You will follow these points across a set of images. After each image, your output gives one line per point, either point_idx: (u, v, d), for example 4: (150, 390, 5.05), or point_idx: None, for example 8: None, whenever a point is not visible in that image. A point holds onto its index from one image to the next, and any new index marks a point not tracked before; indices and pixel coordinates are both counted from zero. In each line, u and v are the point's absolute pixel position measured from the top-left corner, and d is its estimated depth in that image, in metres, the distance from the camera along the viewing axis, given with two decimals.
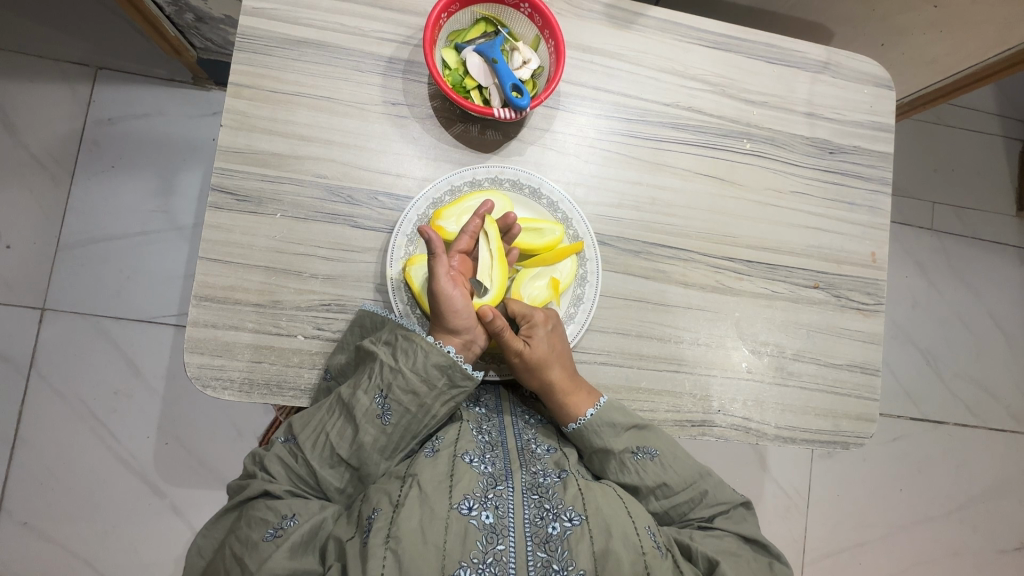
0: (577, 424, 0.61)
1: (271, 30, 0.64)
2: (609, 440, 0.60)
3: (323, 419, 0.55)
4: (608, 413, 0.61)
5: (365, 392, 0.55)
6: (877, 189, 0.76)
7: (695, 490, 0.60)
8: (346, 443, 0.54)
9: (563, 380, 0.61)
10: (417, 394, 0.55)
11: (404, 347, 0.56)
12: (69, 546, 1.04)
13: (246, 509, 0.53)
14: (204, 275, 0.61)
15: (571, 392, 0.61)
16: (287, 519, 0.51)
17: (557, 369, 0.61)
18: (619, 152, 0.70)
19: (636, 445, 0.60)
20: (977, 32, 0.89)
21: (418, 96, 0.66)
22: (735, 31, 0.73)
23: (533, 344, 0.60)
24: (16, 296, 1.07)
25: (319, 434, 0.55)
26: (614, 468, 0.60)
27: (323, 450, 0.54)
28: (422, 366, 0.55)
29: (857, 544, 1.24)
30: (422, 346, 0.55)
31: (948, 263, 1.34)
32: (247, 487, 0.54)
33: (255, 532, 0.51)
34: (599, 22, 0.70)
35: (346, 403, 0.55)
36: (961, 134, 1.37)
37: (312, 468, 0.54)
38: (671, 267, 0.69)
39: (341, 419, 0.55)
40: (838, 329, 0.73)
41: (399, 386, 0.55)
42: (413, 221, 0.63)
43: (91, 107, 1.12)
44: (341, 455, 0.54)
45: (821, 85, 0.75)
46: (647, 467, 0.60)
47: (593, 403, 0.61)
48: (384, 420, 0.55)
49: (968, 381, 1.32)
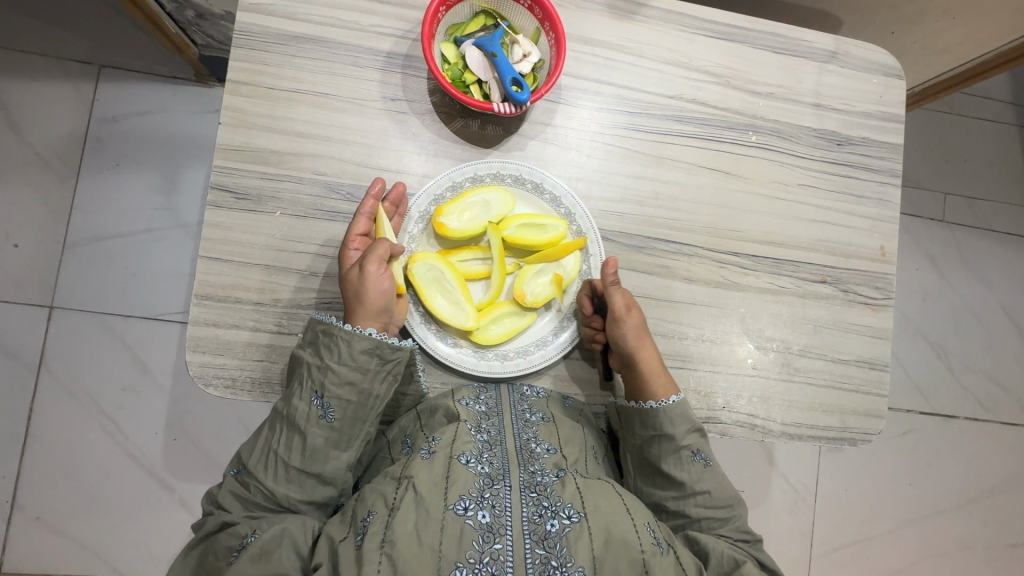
0: (658, 404, 0.62)
1: (269, 26, 0.63)
2: (679, 432, 0.61)
3: (268, 437, 0.56)
4: (685, 407, 0.62)
5: (300, 398, 0.55)
6: (886, 181, 0.74)
7: (732, 510, 0.61)
8: (297, 450, 0.55)
9: (654, 358, 0.64)
10: (353, 382, 0.55)
11: (326, 343, 0.56)
12: (80, 540, 1.05)
13: (210, 544, 0.53)
14: (205, 273, 0.61)
15: (659, 373, 0.63)
16: (248, 537, 0.51)
17: (649, 345, 0.64)
18: (621, 146, 0.69)
19: (697, 447, 0.62)
20: (989, 19, 0.87)
21: (418, 91, 0.65)
22: (740, 21, 0.72)
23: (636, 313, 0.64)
24: (25, 294, 1.08)
25: (268, 453, 0.55)
26: (669, 459, 0.61)
27: (276, 466, 0.55)
28: (349, 356, 0.55)
29: (867, 538, 1.23)
30: (341, 336, 0.56)
31: (959, 255, 1.31)
32: (204, 526, 0.54)
33: (222, 561, 0.51)
34: (602, 14, 0.69)
35: (286, 413, 0.55)
36: (974, 123, 1.35)
37: (268, 488, 0.54)
38: (675, 262, 0.68)
39: (285, 430, 0.55)
40: (846, 324, 0.71)
41: (332, 381, 0.55)
42: (417, 218, 0.63)
43: (96, 105, 1.12)
44: (294, 464, 0.54)
45: (829, 75, 0.73)
46: (700, 470, 0.61)
47: (675, 391, 0.63)
48: (329, 418, 0.55)
49: (981, 374, 1.30)
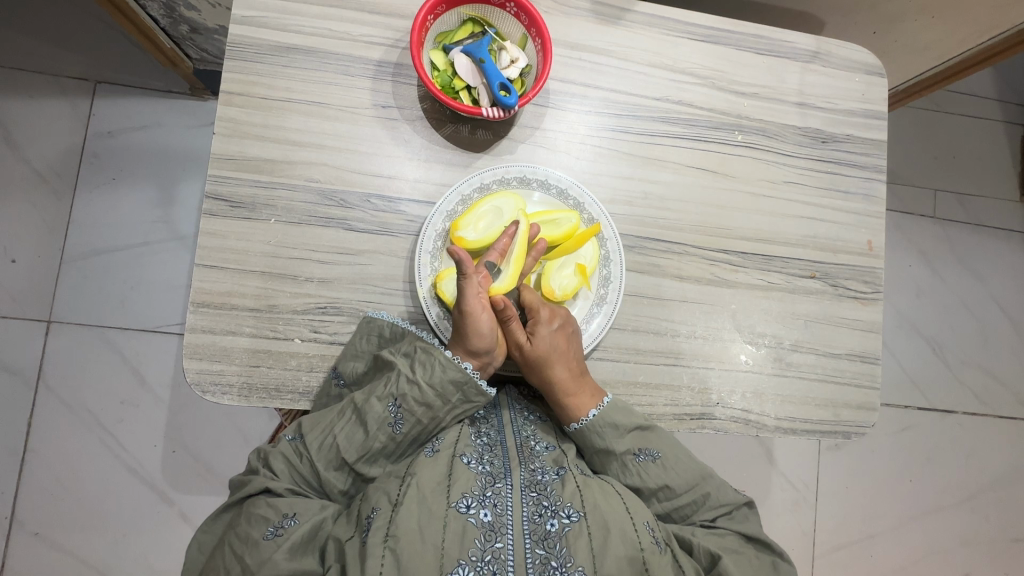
0: (576, 425, 0.61)
1: (260, 38, 0.65)
2: (612, 442, 0.61)
3: (333, 421, 0.56)
4: (612, 413, 0.61)
5: (379, 399, 0.56)
6: (871, 176, 0.75)
7: (698, 492, 0.60)
8: (355, 447, 0.55)
9: (565, 381, 0.61)
10: (430, 406, 0.56)
11: (423, 360, 0.57)
12: (80, 555, 1.05)
13: (246, 507, 0.53)
14: (201, 281, 0.61)
15: (573, 394, 0.61)
16: (288, 519, 0.52)
17: (559, 369, 0.61)
18: (610, 148, 0.70)
19: (638, 447, 0.61)
20: (970, 17, 0.89)
21: (407, 98, 0.66)
22: (724, 23, 0.73)
23: (534, 339, 0.61)
24: (23, 309, 1.09)
25: (327, 435, 0.56)
26: (616, 469, 0.61)
27: (330, 452, 0.55)
28: (439, 381, 0.56)
29: (867, 536, 1.24)
30: (440, 360, 0.57)
31: (951, 250, 1.33)
32: (248, 484, 0.55)
33: (255, 530, 0.51)
34: (587, 19, 0.70)
35: (359, 407, 0.56)
36: (960, 120, 1.36)
37: (317, 468, 0.55)
38: (666, 261, 0.69)
39: (352, 422, 0.55)
40: (837, 318, 0.72)
41: (413, 398, 0.56)
42: (432, 236, 0.63)
43: (92, 120, 1.13)
44: (347, 459, 0.55)
45: (811, 75, 0.75)
46: (649, 469, 0.60)
47: (597, 404, 0.62)
48: (396, 428, 0.56)
49: (976, 369, 1.31)
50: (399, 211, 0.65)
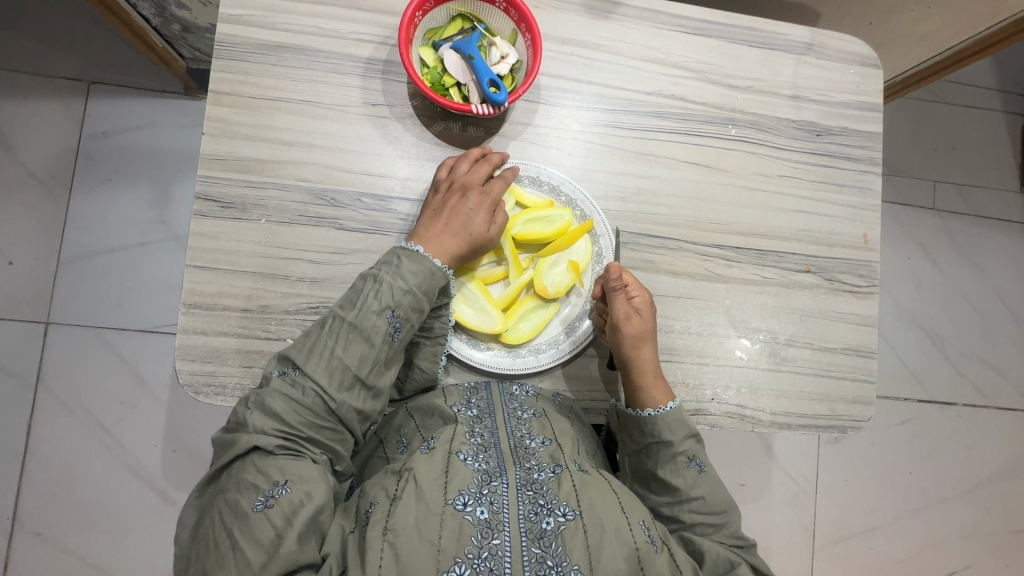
0: (653, 411, 0.62)
1: (248, 36, 0.64)
2: (677, 438, 0.62)
3: (325, 345, 0.54)
4: (683, 416, 0.63)
5: (376, 311, 0.55)
6: (866, 169, 0.75)
7: (727, 517, 0.60)
8: (360, 366, 0.55)
9: (651, 366, 0.64)
10: (423, 310, 0.58)
11: (410, 269, 0.57)
12: (82, 554, 1.05)
13: (236, 474, 0.50)
14: (192, 282, 0.61)
15: (657, 382, 0.64)
16: (278, 487, 0.49)
17: (648, 352, 0.64)
18: (602, 144, 0.69)
19: (693, 453, 0.62)
20: (966, 7, 0.88)
21: (398, 96, 0.66)
22: (716, 16, 0.73)
23: (641, 318, 0.63)
24: (21, 311, 1.09)
25: (324, 360, 0.54)
26: (666, 465, 0.62)
27: (334, 376, 0.54)
28: (430, 285, 0.58)
29: (867, 528, 1.23)
30: (429, 264, 0.58)
31: (950, 242, 1.32)
32: (235, 446, 0.52)
33: (245, 500, 0.48)
34: (578, 13, 0.70)
35: (355, 324, 0.55)
36: (959, 111, 1.35)
37: (322, 400, 0.53)
38: (660, 257, 0.69)
39: (350, 339, 0.54)
40: (832, 312, 0.72)
41: (410, 304, 0.57)
42: None
43: (86, 122, 1.13)
44: (353, 379, 0.54)
45: (806, 67, 0.74)
46: (694, 476, 0.61)
47: (670, 399, 0.63)
48: (396, 337, 0.56)
49: (976, 361, 1.30)
50: (391, 209, 0.65)
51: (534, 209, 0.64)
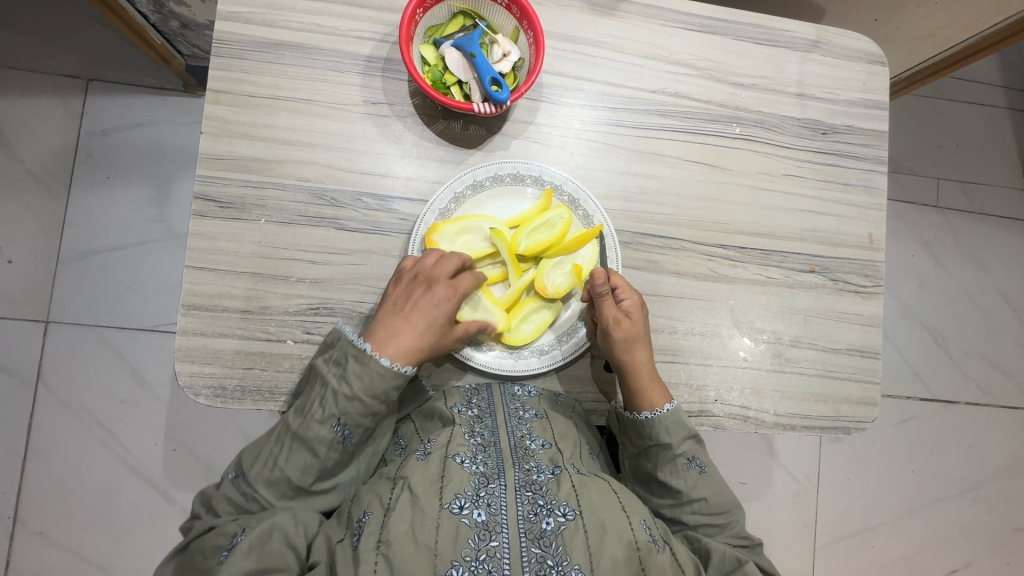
0: (650, 414, 0.61)
1: (247, 34, 0.63)
2: (674, 440, 0.61)
3: (274, 451, 0.55)
4: (680, 417, 0.62)
5: (321, 423, 0.54)
6: (872, 168, 0.74)
7: (729, 516, 0.60)
8: (306, 472, 0.55)
9: (645, 369, 0.62)
10: (375, 413, 0.56)
11: (356, 372, 0.55)
12: (82, 554, 1.05)
13: (195, 546, 0.52)
14: (191, 283, 0.61)
15: (653, 383, 0.62)
16: (238, 536, 0.50)
17: (642, 355, 0.62)
18: (604, 142, 0.69)
19: (692, 455, 0.61)
20: (972, 3, 0.87)
21: (399, 94, 0.65)
22: (721, 12, 0.72)
23: (631, 321, 0.62)
24: (20, 310, 1.08)
25: (272, 467, 0.54)
26: (665, 468, 0.61)
27: (281, 484, 0.54)
28: (381, 390, 0.56)
29: (869, 527, 1.23)
30: (377, 368, 0.55)
31: (954, 240, 1.31)
32: (193, 528, 0.54)
33: (210, 560, 0.50)
34: (581, 10, 0.69)
35: (300, 435, 0.54)
36: (964, 108, 1.34)
37: (269, 501, 0.54)
38: (663, 257, 0.68)
39: (296, 450, 0.54)
40: (836, 313, 0.71)
41: (357, 412, 0.55)
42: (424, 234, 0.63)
43: (85, 119, 1.12)
44: (301, 483, 0.55)
45: (811, 64, 0.73)
46: (695, 477, 0.61)
47: (666, 402, 0.62)
48: (345, 443, 0.56)
49: (979, 359, 1.30)
50: (391, 209, 0.64)
51: (535, 211, 0.63)
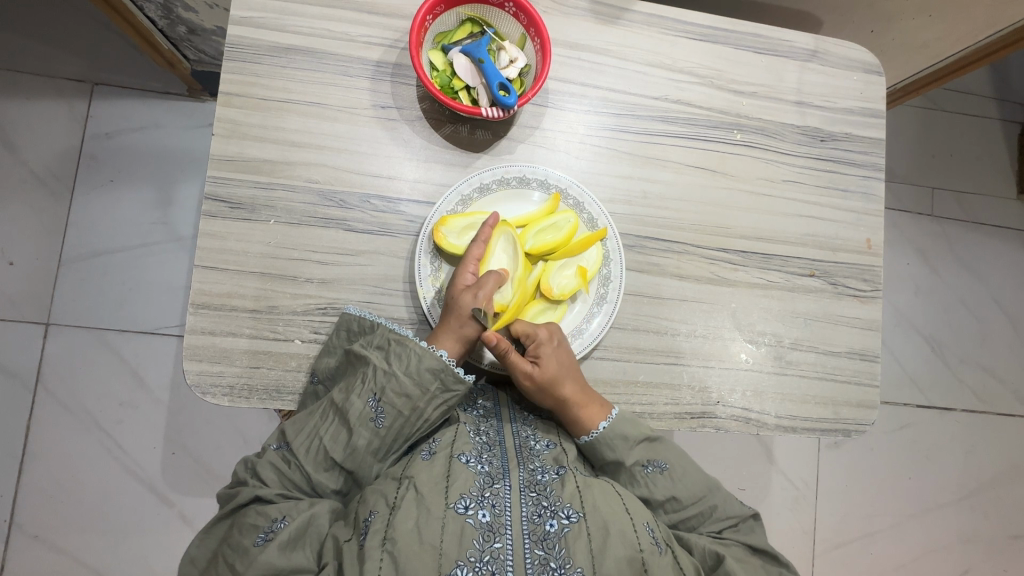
0: (590, 436, 0.60)
1: (259, 38, 0.65)
2: (621, 453, 0.60)
3: (316, 425, 0.56)
4: (621, 427, 0.61)
5: (358, 396, 0.55)
6: (870, 175, 0.76)
7: (705, 504, 0.60)
8: (341, 448, 0.55)
9: (576, 393, 0.61)
10: (410, 397, 0.56)
11: (398, 351, 0.57)
12: (80, 557, 1.04)
13: (237, 517, 0.53)
14: (201, 282, 0.61)
15: (585, 405, 0.61)
16: (277, 522, 0.51)
17: (569, 382, 0.61)
18: (608, 147, 0.70)
19: (647, 458, 0.61)
20: (966, 15, 0.89)
21: (406, 99, 0.66)
22: (722, 23, 0.73)
23: (541, 360, 0.60)
24: (21, 311, 1.08)
25: (313, 440, 0.55)
26: (624, 480, 0.61)
27: (318, 457, 0.55)
28: (416, 370, 0.56)
29: (867, 533, 1.24)
30: (415, 350, 0.56)
31: (948, 248, 1.33)
32: (236, 497, 0.54)
33: (246, 538, 0.51)
34: (586, 19, 0.70)
35: (340, 408, 0.55)
36: (957, 118, 1.37)
37: (306, 473, 0.55)
38: (665, 260, 0.69)
39: (335, 424, 0.55)
40: (836, 316, 0.72)
41: (393, 389, 0.56)
42: (430, 235, 0.63)
43: (89, 123, 1.13)
44: (336, 460, 0.55)
45: (810, 73, 0.75)
46: (657, 481, 0.60)
47: (606, 416, 0.61)
48: (378, 423, 0.55)
49: (974, 366, 1.31)
50: (399, 211, 0.65)
51: (539, 216, 0.64)
